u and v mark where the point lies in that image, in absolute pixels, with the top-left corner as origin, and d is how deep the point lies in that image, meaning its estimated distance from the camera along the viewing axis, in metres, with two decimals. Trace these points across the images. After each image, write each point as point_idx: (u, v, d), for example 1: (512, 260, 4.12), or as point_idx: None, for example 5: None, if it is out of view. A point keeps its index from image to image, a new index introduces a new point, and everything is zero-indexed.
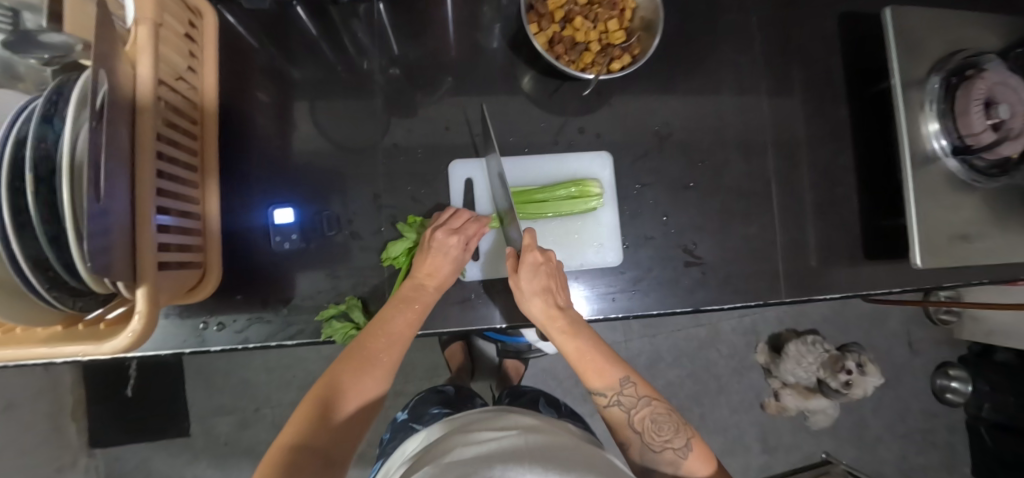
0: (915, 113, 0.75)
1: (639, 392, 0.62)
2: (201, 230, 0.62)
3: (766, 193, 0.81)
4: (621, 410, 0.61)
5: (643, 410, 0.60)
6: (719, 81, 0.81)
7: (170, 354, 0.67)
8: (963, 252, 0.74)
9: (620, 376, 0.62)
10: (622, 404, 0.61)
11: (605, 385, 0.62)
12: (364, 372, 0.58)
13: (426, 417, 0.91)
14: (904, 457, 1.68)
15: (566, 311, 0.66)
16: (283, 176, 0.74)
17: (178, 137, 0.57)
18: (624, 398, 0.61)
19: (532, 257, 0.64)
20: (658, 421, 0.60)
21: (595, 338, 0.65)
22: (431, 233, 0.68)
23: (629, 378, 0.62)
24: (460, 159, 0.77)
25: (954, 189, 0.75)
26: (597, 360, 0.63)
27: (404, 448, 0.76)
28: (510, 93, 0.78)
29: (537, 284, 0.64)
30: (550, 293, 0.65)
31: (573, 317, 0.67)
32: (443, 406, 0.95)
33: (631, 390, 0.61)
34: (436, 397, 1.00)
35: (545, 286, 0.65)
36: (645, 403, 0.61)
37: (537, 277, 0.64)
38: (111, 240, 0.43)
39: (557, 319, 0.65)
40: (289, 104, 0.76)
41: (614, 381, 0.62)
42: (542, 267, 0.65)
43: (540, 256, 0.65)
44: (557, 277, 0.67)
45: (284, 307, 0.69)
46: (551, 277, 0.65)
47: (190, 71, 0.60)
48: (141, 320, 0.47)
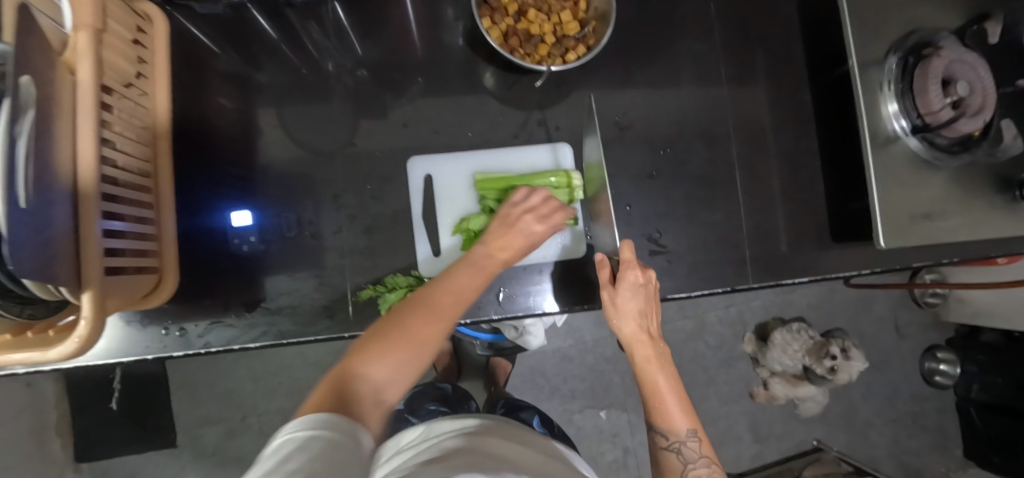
0: (873, 93, 0.75)
1: (701, 450, 0.63)
2: (157, 236, 0.62)
3: (730, 179, 0.81)
4: (678, 459, 0.63)
5: (701, 467, 0.62)
6: (679, 69, 0.81)
7: (133, 360, 0.67)
8: (926, 231, 0.74)
9: (688, 427, 0.63)
10: (681, 453, 0.63)
11: (670, 429, 0.64)
12: (423, 328, 0.58)
13: (419, 413, 0.93)
14: (895, 441, 1.68)
15: (656, 341, 0.68)
16: (244, 179, 0.74)
17: (128, 143, 0.57)
18: (685, 449, 0.63)
19: (635, 274, 0.65)
20: None
21: (675, 379, 0.66)
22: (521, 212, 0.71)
23: (696, 433, 0.63)
24: (420, 155, 0.77)
25: (914, 169, 0.75)
26: (668, 406, 0.64)
27: (393, 445, 0.77)
28: (470, 89, 0.79)
29: (635, 305, 0.66)
30: (645, 317, 0.67)
31: (661, 350, 0.68)
32: (439, 403, 0.96)
33: (695, 445, 0.63)
34: (432, 393, 1.02)
35: (642, 309, 0.67)
36: (704, 463, 0.62)
37: (638, 296, 0.66)
38: (51, 244, 0.43)
39: (643, 346, 0.67)
40: (247, 106, 0.76)
41: (681, 430, 0.63)
42: (641, 288, 0.66)
43: (640, 276, 0.66)
44: (652, 302, 0.68)
45: (246, 310, 0.69)
46: (644, 294, 0.67)
47: (140, 77, 0.60)
48: (88, 325, 0.47)
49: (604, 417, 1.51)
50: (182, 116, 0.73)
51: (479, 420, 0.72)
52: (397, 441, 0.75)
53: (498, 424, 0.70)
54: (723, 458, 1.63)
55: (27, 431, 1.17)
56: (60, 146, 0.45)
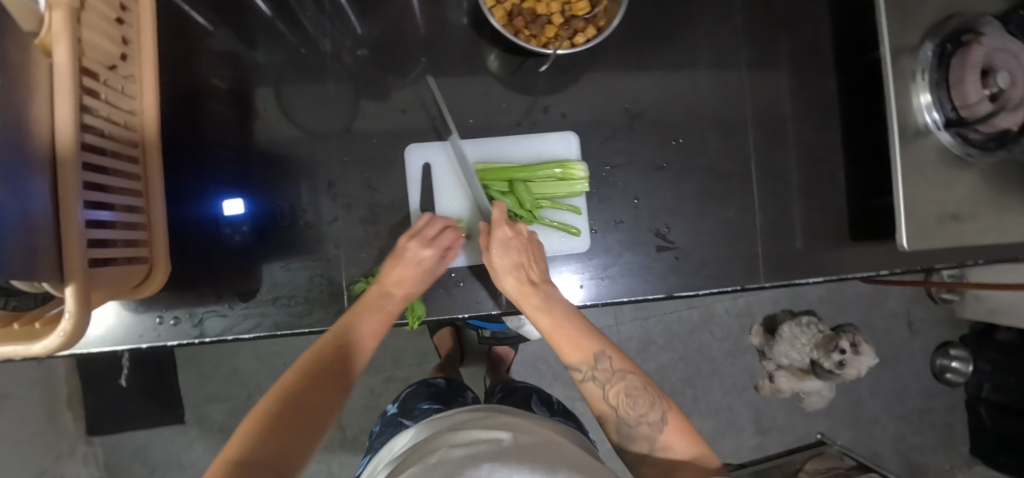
0: (905, 84, 0.70)
1: (616, 364, 0.56)
2: (145, 224, 0.60)
3: (745, 173, 0.77)
4: (596, 385, 0.56)
5: (618, 384, 0.55)
6: (695, 54, 0.76)
7: (128, 348, 0.67)
8: (951, 233, 0.70)
9: (593, 349, 0.57)
10: (596, 378, 0.56)
11: (580, 358, 0.57)
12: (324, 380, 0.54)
13: (415, 413, 0.89)
14: (900, 437, 1.66)
15: (540, 287, 0.64)
16: (239, 166, 0.71)
17: (112, 128, 0.54)
18: (599, 372, 0.56)
19: (501, 230, 0.63)
20: (633, 394, 0.54)
21: (571, 314, 0.62)
22: (404, 242, 0.67)
23: (604, 352, 0.57)
24: (417, 142, 0.73)
25: (943, 166, 0.70)
26: (566, 335, 0.59)
27: (391, 446, 0.77)
28: (473, 73, 0.75)
29: (507, 258, 0.63)
30: (522, 269, 0.64)
31: (549, 294, 0.64)
32: (433, 401, 0.94)
33: (606, 364, 0.57)
34: (424, 392, 0.99)
35: (517, 263, 0.64)
36: (619, 376, 0.55)
37: (507, 251, 0.63)
38: (30, 236, 0.41)
39: (529, 295, 0.63)
40: (242, 89, 0.73)
41: (589, 354, 0.57)
42: (511, 242, 0.64)
43: (510, 231, 0.65)
44: (531, 249, 0.66)
45: (240, 299, 0.68)
46: (521, 246, 0.65)
47: (122, 58, 0.57)
48: (72, 319, 0.46)
49: None
50: (174, 100, 0.70)
51: (475, 415, 0.70)
52: (396, 443, 0.76)
53: (493, 416, 0.68)
54: (723, 449, 1.63)
55: (39, 405, 1.20)
56: (32, 131, 0.43)
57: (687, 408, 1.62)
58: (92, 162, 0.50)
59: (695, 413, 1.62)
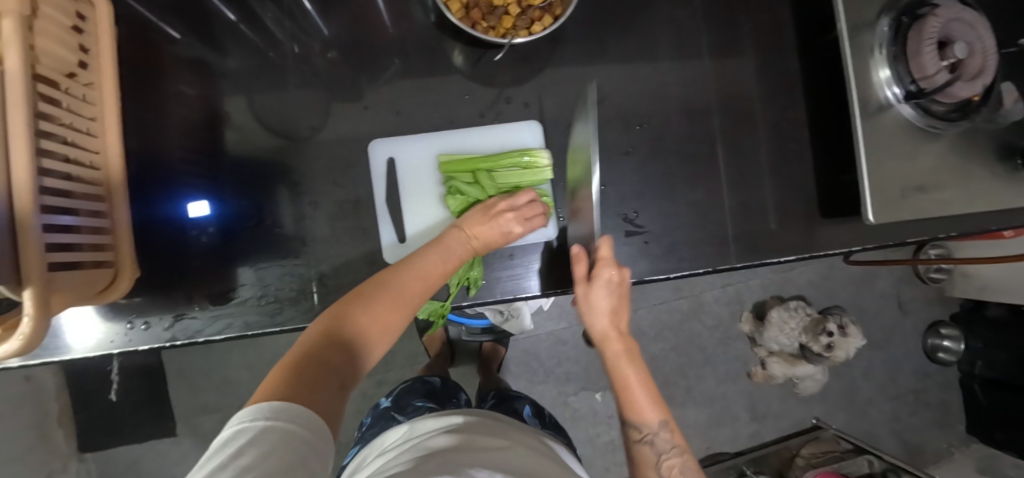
0: (864, 59, 0.70)
1: (673, 440, 0.66)
2: (110, 228, 0.60)
3: (712, 154, 0.77)
4: (652, 450, 0.65)
5: (673, 457, 0.65)
6: (657, 39, 0.77)
7: (100, 355, 0.67)
8: (917, 204, 0.70)
9: (658, 419, 0.66)
10: (654, 444, 0.66)
11: (644, 422, 0.66)
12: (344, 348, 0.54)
13: (408, 409, 0.90)
14: (896, 418, 1.66)
15: (624, 338, 0.70)
16: (206, 169, 0.72)
17: (72, 134, 0.55)
18: (658, 440, 0.65)
19: (610, 273, 0.63)
20: (686, 470, 0.64)
21: (648, 379, 0.68)
22: (504, 217, 0.69)
23: (667, 423, 0.66)
24: (381, 138, 0.74)
25: (905, 138, 0.71)
26: (638, 398, 0.66)
27: (381, 441, 0.75)
28: (436, 68, 0.75)
29: (605, 303, 0.66)
30: (615, 313, 0.68)
31: (631, 345, 0.70)
32: (427, 400, 0.94)
33: (666, 435, 0.66)
34: (420, 390, 1.00)
35: (610, 305, 0.67)
36: (676, 453, 0.65)
37: (611, 293, 0.65)
38: None
39: (612, 342, 0.69)
40: (207, 93, 0.73)
41: (653, 421, 0.66)
42: (615, 286, 0.65)
43: (616, 273, 0.64)
44: (624, 295, 0.67)
45: (209, 302, 0.68)
46: (618, 289, 0.66)
47: (81, 65, 0.57)
48: (31, 322, 0.46)
49: (598, 399, 1.51)
50: (138, 106, 0.71)
51: (470, 419, 0.72)
52: (387, 438, 0.74)
53: (492, 423, 0.70)
54: (720, 438, 1.62)
55: (26, 422, 1.19)
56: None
57: (682, 399, 1.62)
58: (51, 167, 0.51)
59: (690, 404, 1.62)
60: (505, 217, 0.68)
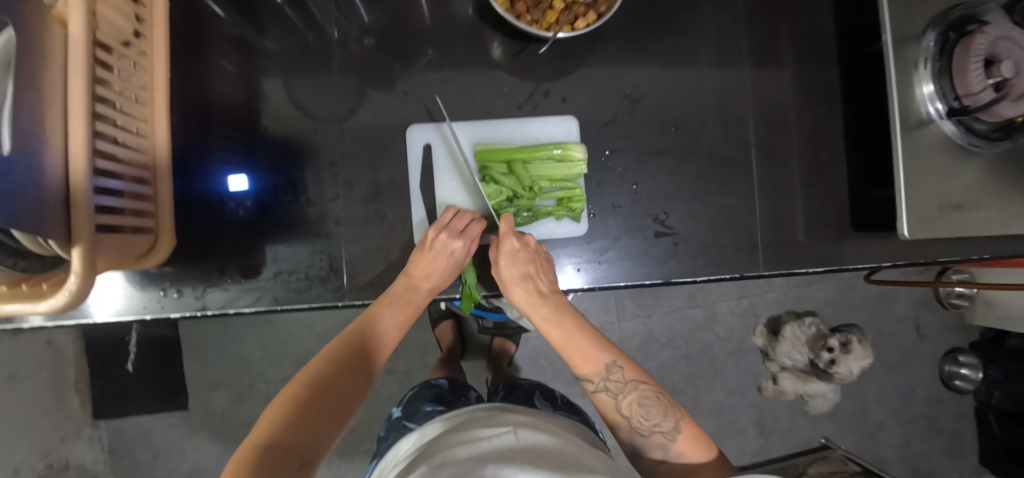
0: (908, 73, 0.70)
1: (628, 375, 0.60)
2: (152, 196, 0.62)
3: (745, 160, 0.77)
4: (608, 397, 0.59)
5: (631, 395, 0.58)
6: (696, 41, 0.77)
7: (133, 320, 0.68)
8: (953, 222, 0.69)
9: (606, 360, 0.60)
10: (609, 389, 0.60)
11: (591, 371, 0.61)
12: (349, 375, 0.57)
13: (418, 415, 0.88)
14: (907, 443, 1.63)
15: (548, 296, 0.66)
16: (243, 144, 0.73)
17: (123, 101, 0.56)
18: (611, 383, 0.60)
19: (507, 242, 0.65)
20: (646, 404, 0.57)
21: (580, 321, 0.64)
22: (433, 233, 0.67)
23: (616, 362, 0.61)
24: (417, 124, 0.75)
25: (944, 155, 0.70)
26: (579, 346, 0.62)
27: (396, 451, 0.75)
28: (475, 59, 0.76)
29: (515, 271, 0.65)
30: (530, 278, 0.66)
31: (558, 302, 0.66)
32: (435, 404, 0.92)
33: (618, 375, 0.60)
34: (427, 394, 0.97)
35: (524, 273, 0.66)
36: (631, 387, 0.59)
37: (514, 262, 0.65)
38: (37, 197, 0.42)
39: (538, 306, 0.65)
40: (253, 70, 0.75)
41: (600, 366, 0.60)
42: (519, 253, 0.66)
43: (516, 242, 0.66)
44: (538, 261, 0.67)
45: (242, 275, 0.69)
46: (527, 260, 0.66)
47: (137, 35, 0.59)
48: (77, 280, 0.47)
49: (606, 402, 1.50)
50: (183, 80, 0.72)
51: (475, 413, 0.72)
52: (401, 447, 0.74)
53: (495, 415, 0.69)
54: (725, 451, 1.61)
55: (46, 385, 1.22)
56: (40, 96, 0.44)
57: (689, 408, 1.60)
58: (104, 131, 0.52)
59: (697, 414, 1.61)
60: (438, 238, 0.66)
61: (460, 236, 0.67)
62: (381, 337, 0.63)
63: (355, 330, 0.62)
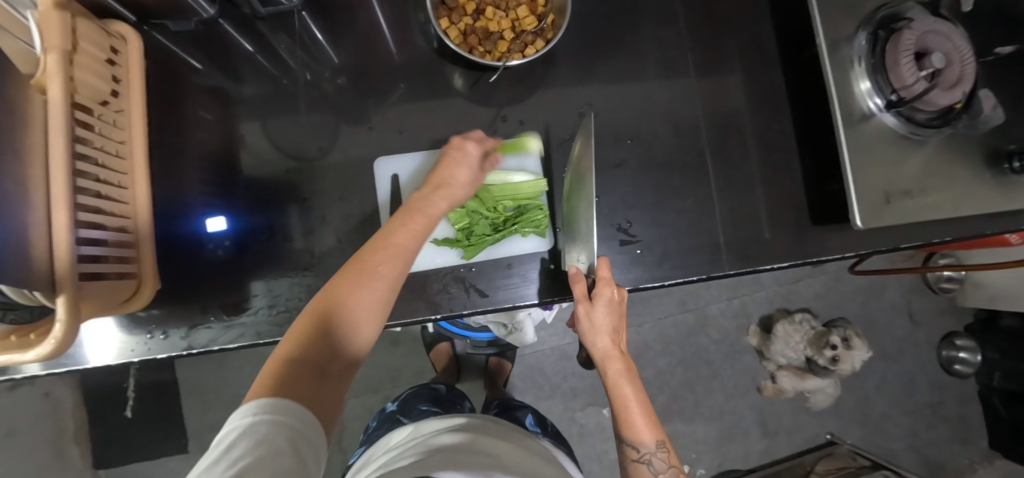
0: (844, 72, 0.74)
1: (669, 460, 0.66)
2: (136, 244, 0.65)
3: (702, 165, 0.80)
4: (649, 470, 0.65)
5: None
6: (645, 59, 0.81)
7: (121, 364, 0.71)
8: (903, 209, 0.71)
9: (655, 439, 0.66)
10: (651, 464, 0.66)
11: (637, 441, 0.66)
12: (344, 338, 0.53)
13: (412, 412, 0.91)
14: (915, 433, 1.61)
15: (625, 356, 0.68)
16: (219, 187, 0.77)
17: (104, 156, 0.60)
18: (654, 459, 0.66)
19: (610, 290, 0.64)
20: None
21: (643, 394, 0.67)
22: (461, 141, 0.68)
23: (663, 443, 0.67)
24: (387, 155, 0.79)
25: (888, 146, 0.73)
26: (634, 418, 0.66)
27: (389, 439, 0.77)
28: (436, 91, 0.80)
29: (611, 321, 0.66)
30: (616, 332, 0.67)
31: (630, 364, 0.68)
32: (432, 404, 0.95)
33: (663, 455, 0.66)
34: (426, 394, 1.01)
35: (612, 324, 0.67)
36: (672, 472, 0.66)
37: (610, 312, 0.66)
38: (21, 252, 0.46)
39: (615, 361, 0.67)
40: (226, 117, 0.79)
41: (646, 442, 0.66)
42: (615, 303, 0.66)
43: (615, 292, 0.66)
44: (622, 316, 0.68)
45: (225, 313, 0.72)
46: (619, 311, 0.67)
47: (114, 94, 0.63)
48: (62, 328, 0.50)
49: (605, 414, 1.50)
50: (161, 132, 0.76)
51: (466, 420, 0.74)
52: (394, 436, 0.76)
53: (486, 425, 0.71)
54: (731, 455, 1.59)
55: None
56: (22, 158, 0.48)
57: (690, 414, 1.60)
58: (87, 186, 0.55)
59: (699, 419, 1.60)
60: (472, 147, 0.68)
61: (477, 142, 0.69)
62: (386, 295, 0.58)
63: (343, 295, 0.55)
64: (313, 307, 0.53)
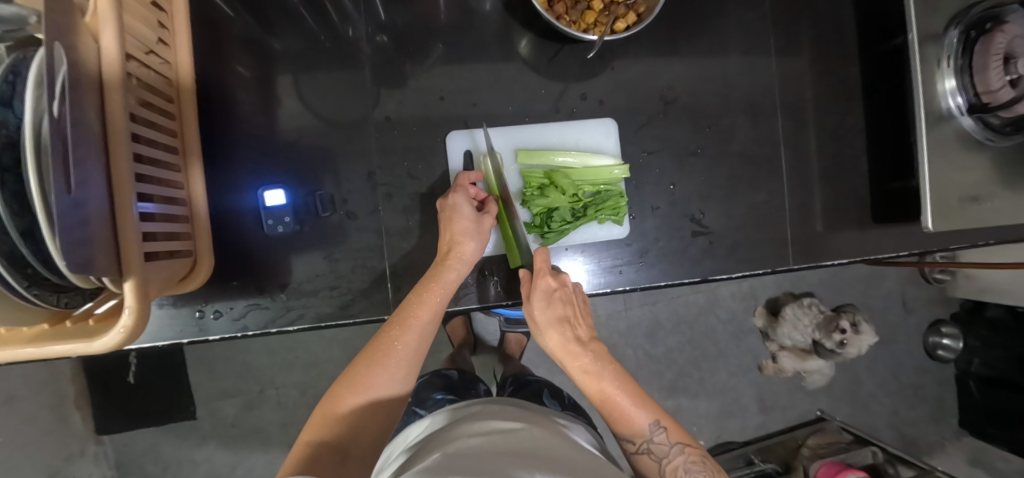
0: (932, 69, 0.71)
1: (673, 438, 0.56)
2: (188, 218, 0.59)
3: (775, 157, 0.79)
4: (652, 460, 0.55)
5: (676, 459, 0.54)
6: (727, 39, 0.77)
7: (168, 345, 0.67)
8: (973, 213, 0.72)
9: (650, 421, 0.56)
10: (652, 453, 0.56)
11: (633, 431, 0.57)
12: (385, 382, 0.55)
13: (428, 402, 0.83)
14: (895, 411, 1.73)
15: (587, 346, 0.62)
16: (270, 155, 0.70)
17: (156, 117, 0.53)
18: (654, 447, 0.56)
19: (542, 281, 0.62)
20: (692, 471, 0.53)
21: (624, 377, 0.60)
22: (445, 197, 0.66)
23: (659, 422, 0.56)
24: (456, 130, 0.74)
25: (966, 150, 0.72)
26: (618, 405, 0.58)
27: (405, 437, 0.65)
28: (505, 60, 0.74)
29: (551, 314, 0.62)
30: (565, 323, 0.62)
31: (598, 352, 0.62)
32: (447, 392, 0.86)
33: (663, 437, 0.56)
34: (438, 381, 0.90)
35: (562, 316, 0.63)
36: (678, 452, 0.55)
37: (549, 303, 0.62)
38: (91, 229, 0.39)
39: (576, 357, 0.61)
40: (272, 77, 0.71)
41: (642, 429, 0.57)
42: (554, 293, 0.63)
43: (552, 281, 0.63)
44: (575, 304, 0.65)
45: (282, 292, 0.69)
46: (566, 302, 0.63)
47: (161, 43, 0.55)
48: (131, 316, 0.43)
49: None
50: (207, 92, 0.69)
51: (486, 407, 0.63)
52: (410, 433, 0.64)
53: (509, 411, 0.61)
54: (730, 428, 1.67)
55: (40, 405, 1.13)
56: (92, 115, 0.40)
57: (695, 390, 1.66)
58: (140, 152, 0.49)
59: (702, 394, 1.67)
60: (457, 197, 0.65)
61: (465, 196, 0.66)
62: (421, 342, 0.59)
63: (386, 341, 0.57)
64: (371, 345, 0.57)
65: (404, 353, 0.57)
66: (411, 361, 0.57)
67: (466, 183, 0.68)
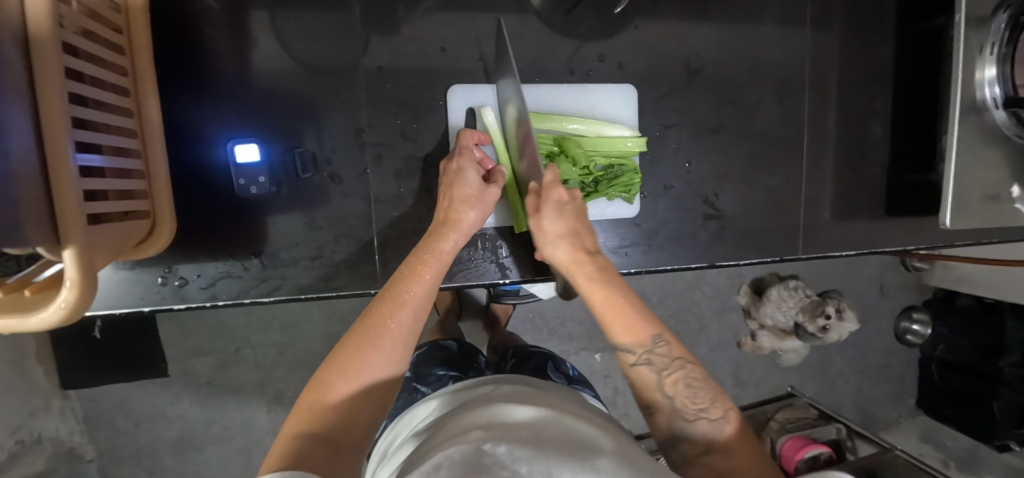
0: (974, 56, 0.66)
1: (675, 352, 0.45)
2: (144, 173, 0.51)
3: (795, 139, 0.74)
4: (650, 372, 0.44)
5: (677, 373, 0.44)
6: (760, 5, 0.70)
7: (127, 312, 0.60)
8: (991, 213, 0.69)
9: (652, 331, 0.45)
10: (652, 365, 0.44)
11: (636, 340, 0.45)
12: (382, 358, 0.46)
13: (429, 379, 0.69)
14: (859, 390, 1.77)
15: (595, 257, 0.54)
16: (242, 104, 0.62)
17: (101, 53, 0.44)
18: (655, 358, 0.44)
19: (557, 190, 0.55)
20: (694, 386, 0.43)
21: (627, 289, 0.50)
22: (446, 164, 0.62)
23: (662, 335, 0.46)
24: (461, 84, 0.66)
25: (994, 147, 0.69)
26: (624, 310, 0.47)
27: (412, 420, 0.56)
28: (518, 11, 0.66)
29: (562, 225, 0.55)
30: (575, 236, 0.55)
31: (603, 265, 0.54)
32: (449, 367, 0.73)
33: (664, 349, 0.45)
34: (435, 355, 0.77)
35: (569, 229, 0.55)
36: (679, 365, 0.44)
37: (562, 214, 0.55)
38: (15, 189, 0.32)
39: (581, 264, 0.52)
40: (243, 10, 0.61)
41: (644, 337, 0.45)
42: (567, 206, 0.56)
43: (564, 194, 0.57)
44: (582, 219, 0.58)
45: (256, 259, 0.63)
46: (576, 215, 0.57)
47: None
48: (72, 289, 0.37)
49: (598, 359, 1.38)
50: (166, 22, 0.59)
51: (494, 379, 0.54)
52: (417, 416, 0.55)
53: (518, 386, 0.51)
54: None
55: None
56: (11, 47, 0.32)
57: None
58: (83, 93, 0.40)
59: None
60: (459, 160, 0.60)
61: (469, 160, 0.61)
62: (419, 314, 0.51)
63: (381, 315, 0.49)
64: (361, 321, 0.49)
65: (401, 327, 0.49)
66: (411, 335, 0.50)
67: (471, 144, 0.63)
